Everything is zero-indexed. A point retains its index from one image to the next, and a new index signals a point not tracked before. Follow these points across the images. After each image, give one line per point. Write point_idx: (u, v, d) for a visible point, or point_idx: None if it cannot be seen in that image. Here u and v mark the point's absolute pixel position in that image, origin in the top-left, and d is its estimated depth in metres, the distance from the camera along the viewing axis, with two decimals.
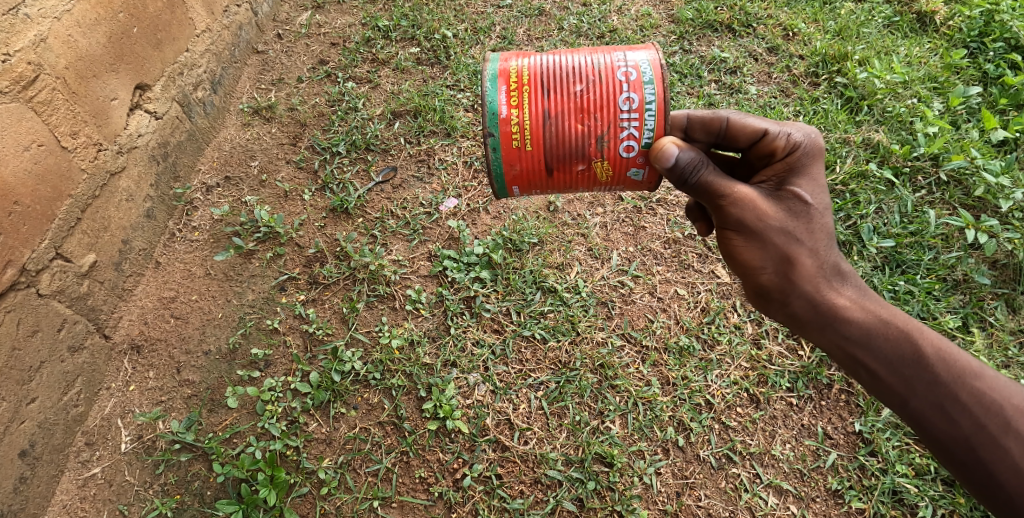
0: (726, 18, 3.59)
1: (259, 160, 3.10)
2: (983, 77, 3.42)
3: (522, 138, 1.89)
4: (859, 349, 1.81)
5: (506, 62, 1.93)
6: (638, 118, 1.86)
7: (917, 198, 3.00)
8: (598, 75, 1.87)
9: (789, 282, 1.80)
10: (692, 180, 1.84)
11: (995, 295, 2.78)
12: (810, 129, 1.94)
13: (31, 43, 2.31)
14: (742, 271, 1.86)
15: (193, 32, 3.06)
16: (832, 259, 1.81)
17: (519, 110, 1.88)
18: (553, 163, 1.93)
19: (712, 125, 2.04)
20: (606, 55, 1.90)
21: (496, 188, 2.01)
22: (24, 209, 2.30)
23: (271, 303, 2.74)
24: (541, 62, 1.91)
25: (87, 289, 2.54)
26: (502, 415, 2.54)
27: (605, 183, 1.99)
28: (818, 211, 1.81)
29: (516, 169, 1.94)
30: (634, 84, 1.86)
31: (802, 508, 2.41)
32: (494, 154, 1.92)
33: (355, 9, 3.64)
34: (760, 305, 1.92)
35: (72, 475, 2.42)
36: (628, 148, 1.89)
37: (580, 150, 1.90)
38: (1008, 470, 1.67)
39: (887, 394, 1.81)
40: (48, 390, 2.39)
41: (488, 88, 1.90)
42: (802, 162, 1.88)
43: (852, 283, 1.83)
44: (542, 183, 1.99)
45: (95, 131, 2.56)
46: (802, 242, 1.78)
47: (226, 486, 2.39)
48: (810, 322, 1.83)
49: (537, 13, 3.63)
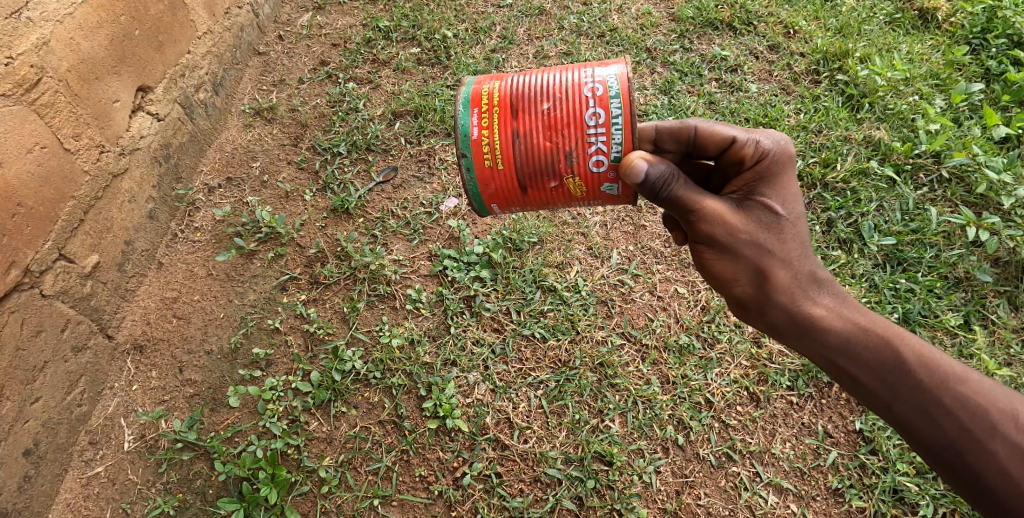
0: (727, 16, 3.58)
1: (260, 161, 3.12)
2: (986, 74, 3.41)
3: (494, 159, 1.91)
4: (841, 357, 1.81)
5: (479, 85, 1.97)
6: (605, 133, 1.85)
7: (918, 196, 2.98)
8: (565, 92, 1.87)
9: (763, 294, 1.83)
10: (663, 194, 1.82)
11: (996, 293, 2.76)
12: (779, 135, 1.93)
13: (34, 46, 2.33)
14: (718, 284, 1.89)
15: (194, 35, 3.07)
16: (807, 267, 1.83)
17: (490, 132, 1.90)
18: (525, 181, 1.93)
19: (681, 134, 2.08)
20: (575, 71, 1.90)
21: (476, 207, 2.04)
22: (27, 211, 2.32)
23: (272, 303, 2.75)
24: (511, 82, 1.93)
25: (90, 289, 2.56)
26: (502, 414, 2.54)
27: (581, 198, 1.98)
28: (789, 221, 1.82)
29: (491, 188, 1.96)
30: (601, 99, 1.85)
31: (802, 507, 2.41)
32: (467, 175, 1.95)
33: (355, 10, 3.65)
34: (741, 316, 1.94)
35: (75, 474, 2.44)
36: (599, 163, 1.88)
37: (550, 168, 1.90)
38: (996, 472, 1.65)
39: (871, 401, 1.81)
40: (52, 390, 2.41)
41: (460, 112, 1.94)
42: (772, 170, 1.88)
43: (830, 290, 1.84)
44: (518, 201, 2.00)
45: (97, 133, 2.58)
46: (773, 253, 1.80)
47: (227, 485, 2.40)
48: (789, 332, 1.85)
49: (537, 12, 3.63)
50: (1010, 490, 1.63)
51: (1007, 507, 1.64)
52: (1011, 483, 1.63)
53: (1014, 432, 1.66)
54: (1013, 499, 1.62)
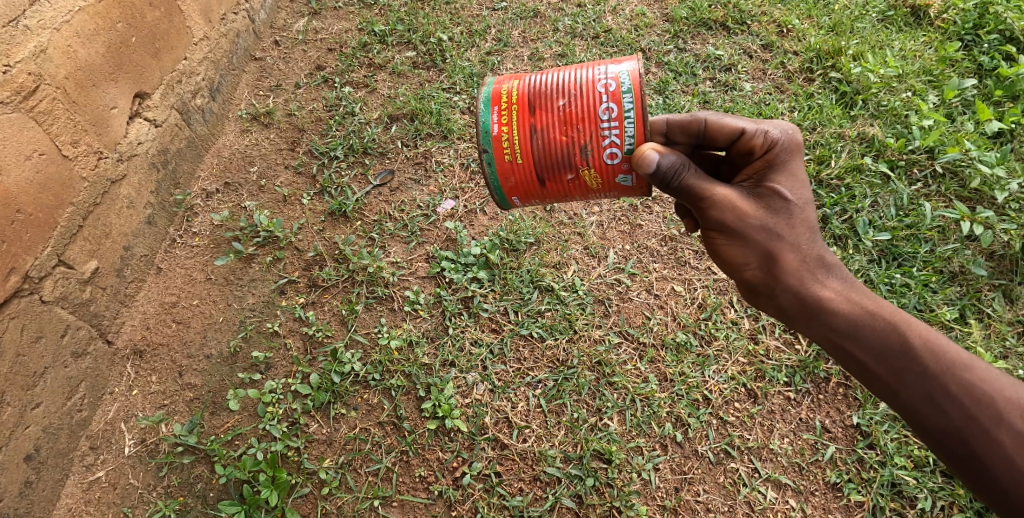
0: (720, 16, 3.60)
1: (258, 166, 3.13)
2: (978, 69, 3.44)
3: (513, 152, 1.94)
4: (849, 340, 1.81)
5: (500, 84, 2.00)
6: (617, 127, 1.86)
7: (913, 191, 3.00)
8: (580, 88, 1.89)
9: (772, 278, 1.83)
10: (674, 184, 1.85)
11: (992, 286, 2.77)
12: (788, 125, 1.97)
13: (31, 54, 2.35)
14: (726, 268, 1.90)
15: (191, 41, 3.09)
16: (816, 251, 1.83)
17: (509, 128, 1.93)
18: (543, 174, 1.95)
19: (691, 127, 2.10)
20: (589, 69, 1.92)
21: (498, 200, 2.06)
22: (26, 218, 2.34)
23: (271, 306, 2.76)
24: (529, 80, 1.96)
25: (89, 295, 2.57)
26: (501, 414, 2.55)
27: (597, 190, 1.99)
28: (798, 207, 1.83)
29: (511, 181, 1.98)
30: (613, 95, 1.87)
31: (801, 502, 2.41)
32: (488, 169, 1.98)
33: (351, 15, 3.68)
34: (750, 300, 1.94)
35: (77, 479, 2.44)
36: (612, 155, 1.89)
37: (566, 161, 1.92)
38: (1001, 461, 1.66)
39: (878, 386, 1.81)
40: (52, 395, 2.42)
41: (481, 110, 1.97)
42: (781, 158, 1.93)
43: (838, 274, 1.84)
44: (537, 194, 2.01)
45: (95, 140, 2.60)
46: (783, 238, 1.81)
47: (228, 488, 2.41)
48: (798, 315, 1.85)
49: (532, 15, 3.65)
50: (1015, 479, 1.64)
51: (1011, 498, 1.65)
52: (1016, 473, 1.64)
53: (1018, 422, 1.67)
54: (1016, 488, 1.64)
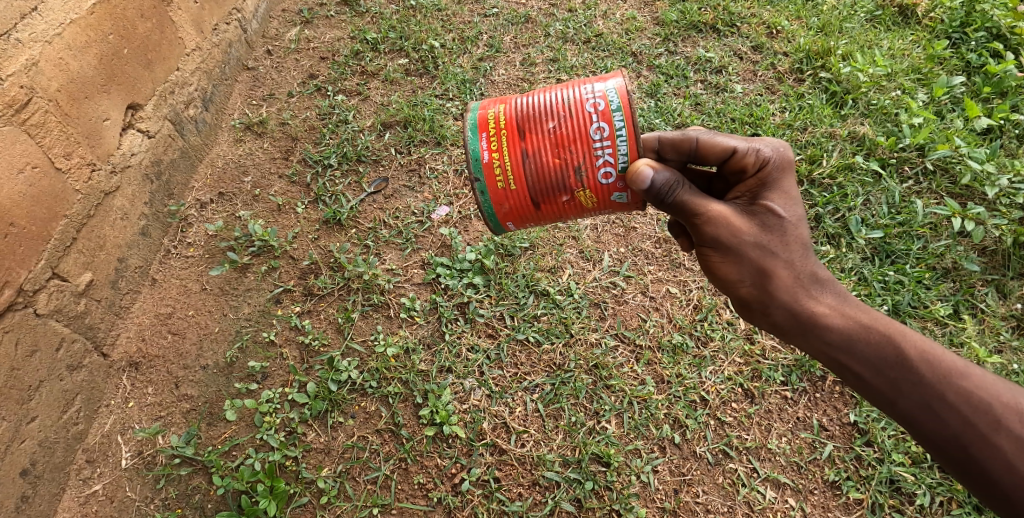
0: (710, 18, 3.61)
1: (251, 176, 3.13)
2: (967, 67, 3.47)
3: (505, 179, 1.94)
4: (844, 354, 1.82)
5: (485, 110, 1.99)
6: (610, 145, 1.87)
7: (904, 189, 3.03)
8: (569, 109, 1.89)
9: (766, 294, 1.83)
10: (669, 200, 1.84)
11: (984, 281, 2.79)
12: (779, 142, 1.97)
13: (22, 67, 2.34)
14: (721, 285, 1.90)
15: (183, 51, 3.09)
16: (808, 267, 1.83)
17: (500, 154, 1.94)
18: (538, 198, 1.95)
19: (682, 146, 2.09)
20: (576, 87, 1.92)
21: (492, 226, 2.07)
22: (19, 231, 2.34)
23: (267, 316, 2.76)
24: (515, 103, 1.95)
25: (84, 308, 2.56)
26: (498, 419, 2.55)
27: (592, 209, 2.00)
28: (791, 224, 1.83)
29: (505, 207, 1.99)
30: (603, 114, 1.87)
31: (800, 501, 2.42)
32: (482, 197, 1.98)
33: (343, 23, 3.69)
34: (745, 316, 1.94)
35: (73, 493, 2.42)
36: (606, 175, 1.90)
37: (561, 183, 1.92)
38: (1002, 467, 1.65)
39: (877, 397, 1.81)
40: (47, 409, 2.40)
41: (469, 137, 1.97)
42: (773, 176, 1.92)
43: (832, 289, 1.84)
44: (532, 216, 2.02)
45: (88, 152, 2.59)
46: (777, 255, 1.81)
47: (226, 499, 2.40)
48: (793, 330, 1.85)
49: (523, 21, 3.67)
50: (1015, 483, 1.64)
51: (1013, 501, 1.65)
52: (1017, 476, 1.64)
53: (1018, 426, 1.66)
54: (1018, 492, 1.64)
